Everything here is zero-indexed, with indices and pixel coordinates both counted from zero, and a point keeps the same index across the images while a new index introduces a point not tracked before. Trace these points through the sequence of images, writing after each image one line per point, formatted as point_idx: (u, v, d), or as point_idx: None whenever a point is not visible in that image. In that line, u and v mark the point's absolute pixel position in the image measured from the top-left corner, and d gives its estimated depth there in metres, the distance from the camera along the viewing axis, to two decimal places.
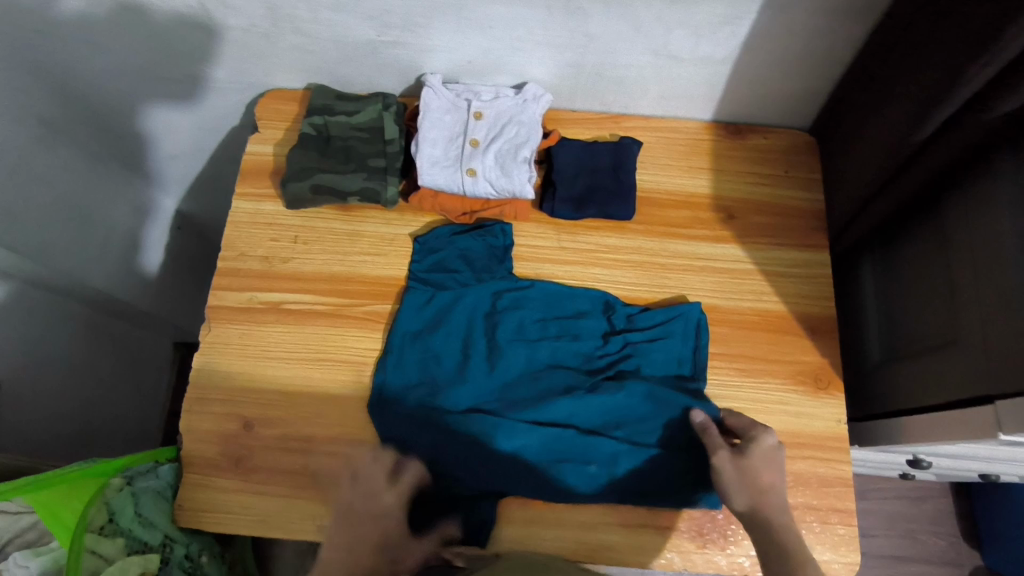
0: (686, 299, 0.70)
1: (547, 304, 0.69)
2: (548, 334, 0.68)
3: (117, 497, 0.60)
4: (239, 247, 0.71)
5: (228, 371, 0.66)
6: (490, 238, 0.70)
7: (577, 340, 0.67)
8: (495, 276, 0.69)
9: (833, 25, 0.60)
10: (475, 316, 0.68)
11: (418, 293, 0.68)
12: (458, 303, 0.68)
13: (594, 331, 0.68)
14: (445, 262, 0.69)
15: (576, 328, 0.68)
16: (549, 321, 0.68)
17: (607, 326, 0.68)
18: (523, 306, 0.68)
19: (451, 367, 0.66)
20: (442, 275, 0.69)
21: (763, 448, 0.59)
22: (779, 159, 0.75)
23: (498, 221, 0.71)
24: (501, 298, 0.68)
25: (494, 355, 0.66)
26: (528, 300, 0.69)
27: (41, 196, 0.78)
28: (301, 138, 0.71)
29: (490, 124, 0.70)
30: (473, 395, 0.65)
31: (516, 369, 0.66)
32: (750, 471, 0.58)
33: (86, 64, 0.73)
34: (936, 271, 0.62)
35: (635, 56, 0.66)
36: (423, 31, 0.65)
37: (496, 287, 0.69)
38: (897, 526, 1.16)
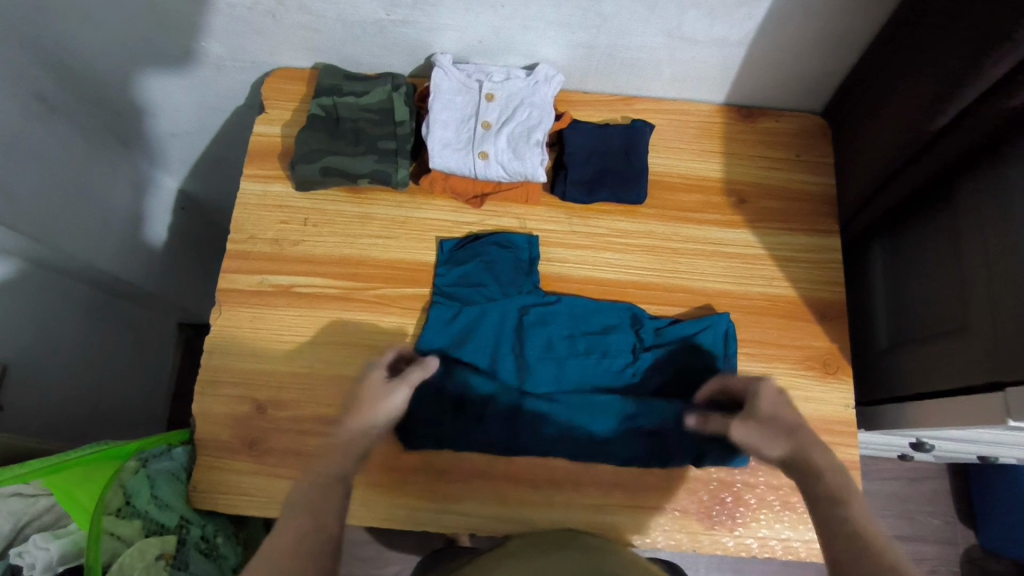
0: (714, 311, 0.69)
1: (574, 321, 0.68)
2: (576, 351, 0.67)
3: (133, 480, 0.59)
4: (248, 230, 0.70)
5: (240, 353, 0.66)
6: (517, 251, 0.69)
7: (606, 358, 0.67)
8: (521, 292, 0.68)
9: (853, 6, 0.59)
10: (502, 330, 0.67)
11: (444, 308, 0.67)
12: (483, 317, 0.67)
13: (622, 346, 0.67)
14: (469, 276, 0.68)
15: (604, 344, 0.67)
16: (576, 337, 0.67)
17: (635, 341, 0.67)
18: (550, 322, 0.68)
19: (476, 364, 0.66)
20: (467, 291, 0.68)
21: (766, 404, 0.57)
22: (791, 143, 0.75)
23: (526, 233, 0.70)
24: (527, 313, 0.68)
25: (524, 372, 0.66)
26: (554, 316, 0.68)
27: (48, 177, 0.77)
28: (310, 120, 0.70)
29: (502, 106, 0.69)
30: (493, 387, 0.65)
31: (544, 381, 0.66)
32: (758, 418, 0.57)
33: (86, 39, 0.72)
34: (944, 257, 0.63)
35: (649, 37, 0.65)
36: (433, 11, 0.64)
37: (523, 302, 0.68)
38: (894, 507, 1.18)
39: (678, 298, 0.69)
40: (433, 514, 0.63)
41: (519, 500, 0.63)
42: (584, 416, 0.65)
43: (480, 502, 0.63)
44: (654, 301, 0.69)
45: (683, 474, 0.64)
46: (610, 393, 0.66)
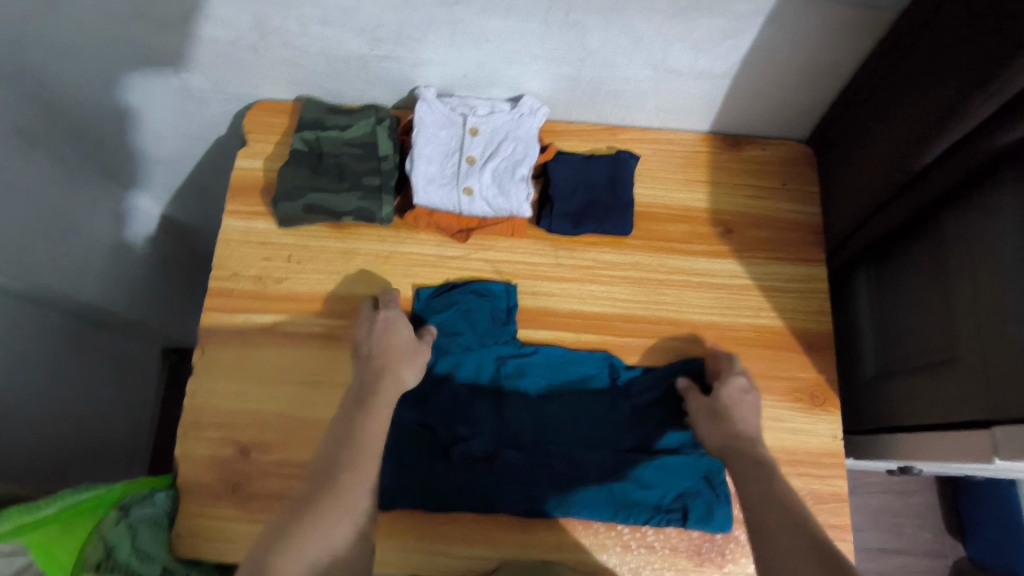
0: (693, 349, 0.69)
1: (550, 370, 0.67)
2: (554, 401, 0.66)
3: (114, 530, 0.59)
4: (231, 268, 0.69)
5: (223, 395, 0.65)
6: (494, 299, 0.68)
7: (585, 409, 0.66)
8: (497, 342, 0.68)
9: (835, 40, 0.60)
10: (479, 380, 0.67)
11: None
12: (460, 367, 0.67)
13: (600, 396, 0.67)
14: (445, 324, 0.67)
15: (583, 395, 0.67)
16: (554, 388, 0.67)
17: (614, 391, 0.67)
18: (527, 373, 0.67)
19: (456, 414, 0.65)
20: (444, 340, 0.67)
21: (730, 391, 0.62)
22: (777, 170, 0.75)
23: (503, 281, 0.69)
24: (505, 364, 0.67)
25: (502, 422, 0.65)
26: (532, 366, 0.67)
27: (26, 211, 0.76)
28: (292, 156, 0.69)
29: (486, 141, 0.69)
30: (471, 437, 0.64)
31: (523, 431, 0.65)
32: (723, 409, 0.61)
33: (65, 72, 0.70)
34: (932, 289, 0.63)
35: (634, 70, 0.65)
36: (416, 45, 0.63)
37: (499, 352, 0.67)
38: (883, 521, 1.18)
39: (666, 331, 0.69)
40: (422, 557, 0.62)
41: (509, 540, 0.63)
42: (565, 466, 0.64)
43: (469, 543, 0.62)
44: (641, 334, 0.69)
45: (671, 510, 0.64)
46: (588, 442, 0.65)
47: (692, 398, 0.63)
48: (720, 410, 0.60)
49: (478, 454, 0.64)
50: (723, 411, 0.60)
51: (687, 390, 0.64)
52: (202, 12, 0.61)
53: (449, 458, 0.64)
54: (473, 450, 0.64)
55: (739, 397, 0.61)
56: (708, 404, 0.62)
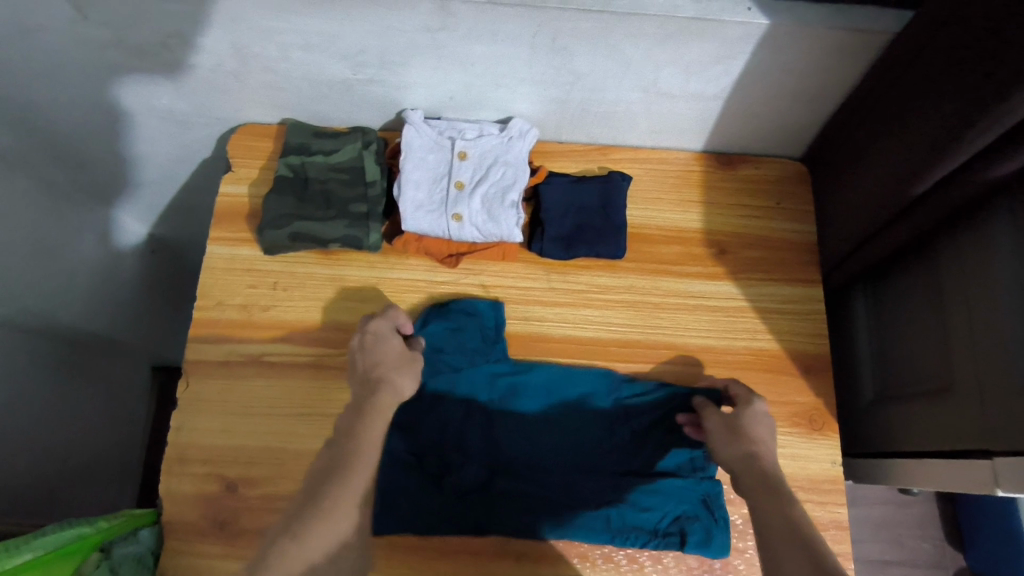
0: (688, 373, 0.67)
1: (544, 392, 0.66)
2: (550, 421, 0.65)
3: (93, 572, 0.58)
4: (216, 296, 0.68)
5: (208, 429, 0.64)
6: (483, 318, 0.67)
7: (580, 429, 0.65)
8: (490, 361, 0.66)
9: (828, 63, 0.59)
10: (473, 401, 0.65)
11: None
12: (453, 387, 0.66)
13: (597, 416, 0.65)
14: (435, 343, 0.66)
15: (579, 415, 0.65)
16: (549, 407, 0.66)
17: (611, 409, 0.65)
18: (521, 393, 0.66)
19: (446, 442, 0.64)
20: (435, 360, 0.66)
21: (752, 411, 0.58)
22: (771, 189, 0.74)
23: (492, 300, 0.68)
24: (498, 383, 0.66)
25: (496, 444, 0.64)
26: (527, 385, 0.66)
27: (7, 239, 0.74)
28: (278, 182, 0.68)
29: (476, 164, 0.67)
30: (462, 467, 0.63)
31: (515, 460, 0.64)
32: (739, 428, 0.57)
33: (43, 95, 0.69)
34: (929, 315, 0.62)
35: (624, 92, 0.64)
36: (401, 70, 0.62)
37: (492, 372, 0.66)
38: (884, 533, 1.17)
39: (661, 355, 0.68)
40: None
41: (503, 574, 0.61)
42: (558, 495, 0.63)
43: None
44: (636, 359, 0.67)
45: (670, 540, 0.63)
46: (581, 470, 0.64)
47: (711, 416, 0.59)
48: (742, 431, 0.57)
49: (469, 485, 0.63)
50: (744, 431, 0.57)
51: (704, 409, 0.60)
52: (181, 39, 0.60)
53: (441, 485, 0.63)
54: (464, 480, 0.63)
55: (761, 419, 0.58)
56: (728, 423, 0.58)
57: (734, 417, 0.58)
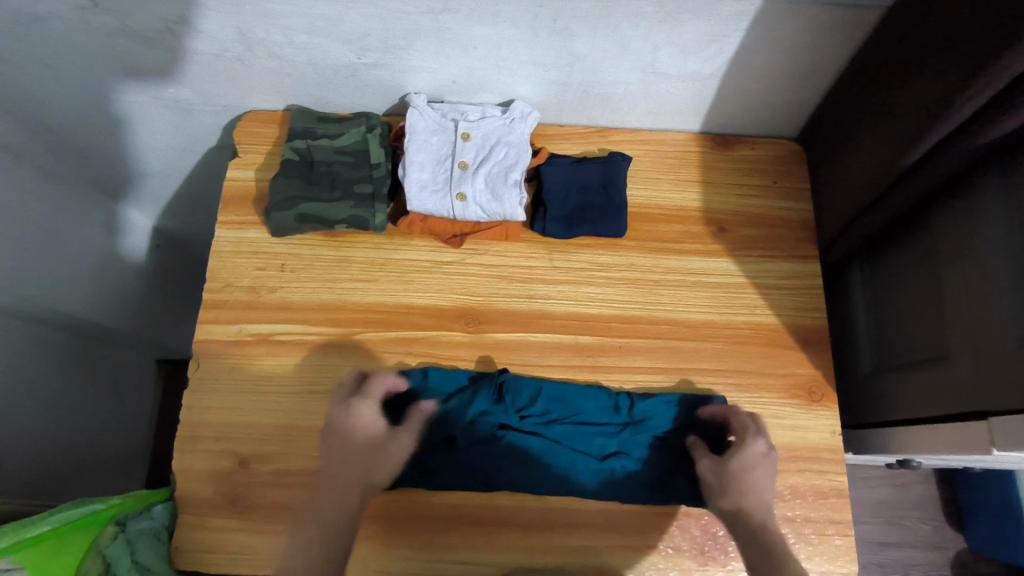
0: (690, 347, 0.69)
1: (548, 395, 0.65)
2: (556, 414, 0.65)
3: (112, 546, 0.59)
4: (225, 279, 0.69)
5: (220, 408, 0.65)
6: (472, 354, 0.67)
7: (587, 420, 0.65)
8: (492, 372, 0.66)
9: (821, 40, 0.60)
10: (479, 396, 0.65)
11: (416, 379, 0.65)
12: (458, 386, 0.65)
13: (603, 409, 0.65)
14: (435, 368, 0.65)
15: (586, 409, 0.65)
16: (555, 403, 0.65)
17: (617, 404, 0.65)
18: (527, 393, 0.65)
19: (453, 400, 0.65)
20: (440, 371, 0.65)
21: (750, 454, 0.60)
22: (768, 169, 0.75)
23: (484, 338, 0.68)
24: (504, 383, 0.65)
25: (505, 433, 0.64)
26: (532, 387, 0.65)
27: (17, 229, 0.76)
28: (284, 165, 0.69)
29: (478, 146, 0.69)
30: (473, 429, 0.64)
31: (523, 412, 0.65)
32: (733, 476, 0.59)
33: (48, 87, 0.70)
34: (923, 285, 0.63)
35: (623, 73, 0.65)
36: (404, 54, 0.63)
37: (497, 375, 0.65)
38: (884, 513, 1.18)
39: (663, 331, 0.69)
40: (423, 564, 0.62)
41: (511, 546, 0.62)
42: (564, 448, 0.64)
43: (472, 549, 0.62)
44: (639, 334, 0.69)
45: (673, 510, 0.64)
46: (587, 448, 0.65)
47: (705, 464, 0.61)
48: (734, 479, 0.59)
49: (477, 442, 0.64)
50: (737, 476, 0.59)
51: (698, 453, 0.62)
52: (187, 26, 0.61)
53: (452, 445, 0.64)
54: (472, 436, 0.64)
55: (758, 460, 0.60)
56: (721, 471, 0.59)
57: (726, 462, 0.60)
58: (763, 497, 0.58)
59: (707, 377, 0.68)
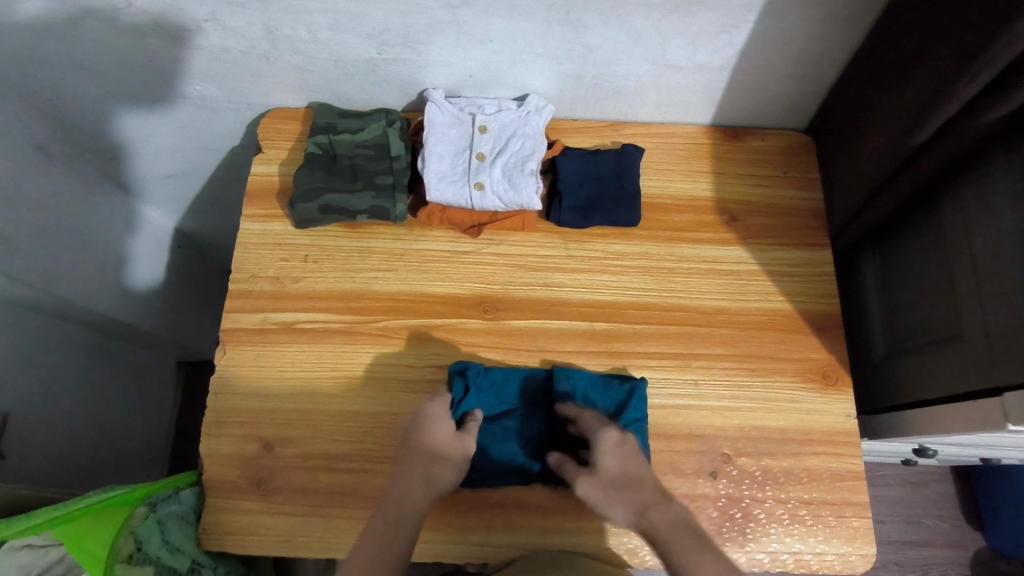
0: (705, 333, 0.70)
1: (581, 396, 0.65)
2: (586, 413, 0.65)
3: (142, 526, 0.61)
4: (250, 269, 0.71)
5: (244, 394, 0.67)
6: (488, 341, 0.69)
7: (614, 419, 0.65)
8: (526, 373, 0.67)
9: (827, 30, 0.62)
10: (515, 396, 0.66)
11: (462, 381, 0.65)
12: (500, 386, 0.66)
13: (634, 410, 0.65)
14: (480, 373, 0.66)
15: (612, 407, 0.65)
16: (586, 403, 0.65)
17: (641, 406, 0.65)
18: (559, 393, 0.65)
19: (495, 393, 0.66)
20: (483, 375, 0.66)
21: (592, 431, 0.63)
22: (778, 159, 0.77)
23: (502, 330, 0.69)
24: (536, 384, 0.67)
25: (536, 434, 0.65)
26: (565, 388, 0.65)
27: (43, 226, 0.78)
28: (307, 159, 0.71)
29: (495, 137, 0.71)
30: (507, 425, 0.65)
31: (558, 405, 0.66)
32: (575, 452, 0.61)
33: (79, 88, 0.73)
34: (934, 267, 0.64)
35: (634, 65, 0.67)
36: (423, 48, 0.66)
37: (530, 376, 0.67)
38: (901, 512, 1.18)
39: (677, 317, 0.70)
40: (442, 545, 0.63)
41: (531, 527, 0.64)
42: None
43: (492, 530, 0.63)
44: (654, 321, 0.70)
45: (692, 492, 0.64)
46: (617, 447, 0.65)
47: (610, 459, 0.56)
48: (558, 461, 0.60)
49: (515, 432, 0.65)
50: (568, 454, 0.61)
51: (577, 439, 0.64)
52: (216, 24, 0.64)
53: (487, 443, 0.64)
54: (510, 428, 0.65)
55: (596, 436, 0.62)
56: (597, 485, 0.56)
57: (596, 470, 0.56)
58: (577, 473, 0.58)
59: (722, 361, 0.69)
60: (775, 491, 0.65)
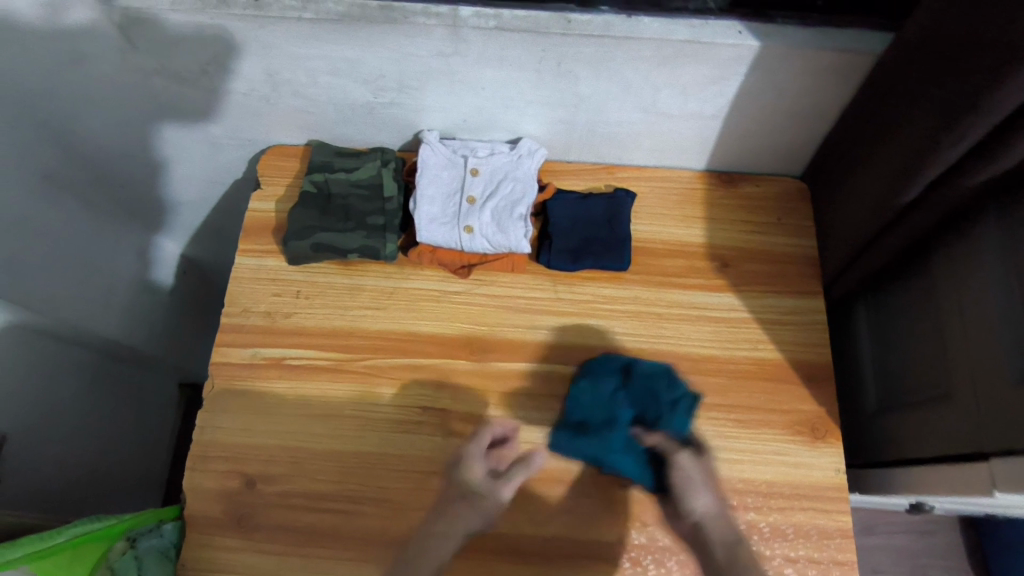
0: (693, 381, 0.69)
1: (613, 383, 0.67)
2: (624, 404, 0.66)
3: (120, 561, 0.62)
4: (242, 303, 0.72)
5: (231, 428, 0.67)
6: (473, 384, 0.69)
7: (639, 400, 0.67)
8: (582, 383, 0.67)
9: (816, 84, 0.62)
10: (588, 405, 0.67)
11: (576, 396, 0.67)
12: (580, 400, 0.67)
13: (645, 385, 0.67)
14: (577, 398, 0.67)
15: (634, 389, 0.67)
16: (618, 393, 0.67)
17: (653, 380, 0.67)
18: (599, 386, 0.67)
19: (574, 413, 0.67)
20: (577, 400, 0.67)
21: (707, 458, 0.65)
22: (772, 207, 0.77)
23: (489, 371, 0.69)
24: (585, 391, 0.67)
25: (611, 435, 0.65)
26: (596, 385, 0.67)
27: (51, 253, 0.80)
28: (302, 197, 0.73)
29: (487, 180, 0.72)
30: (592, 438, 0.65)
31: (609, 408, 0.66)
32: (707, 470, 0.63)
33: (89, 122, 0.75)
34: (927, 321, 0.63)
35: (626, 113, 0.68)
36: (418, 92, 0.67)
37: (589, 380, 0.67)
38: (905, 563, 1.14)
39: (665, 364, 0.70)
40: None
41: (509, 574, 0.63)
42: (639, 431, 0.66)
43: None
44: None
45: (673, 545, 0.63)
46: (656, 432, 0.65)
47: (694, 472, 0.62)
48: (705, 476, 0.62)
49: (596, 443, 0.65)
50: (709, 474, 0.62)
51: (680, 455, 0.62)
52: (218, 66, 0.66)
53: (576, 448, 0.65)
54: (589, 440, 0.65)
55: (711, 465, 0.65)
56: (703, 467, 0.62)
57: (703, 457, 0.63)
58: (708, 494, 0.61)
59: (709, 411, 0.68)
60: (760, 547, 0.64)
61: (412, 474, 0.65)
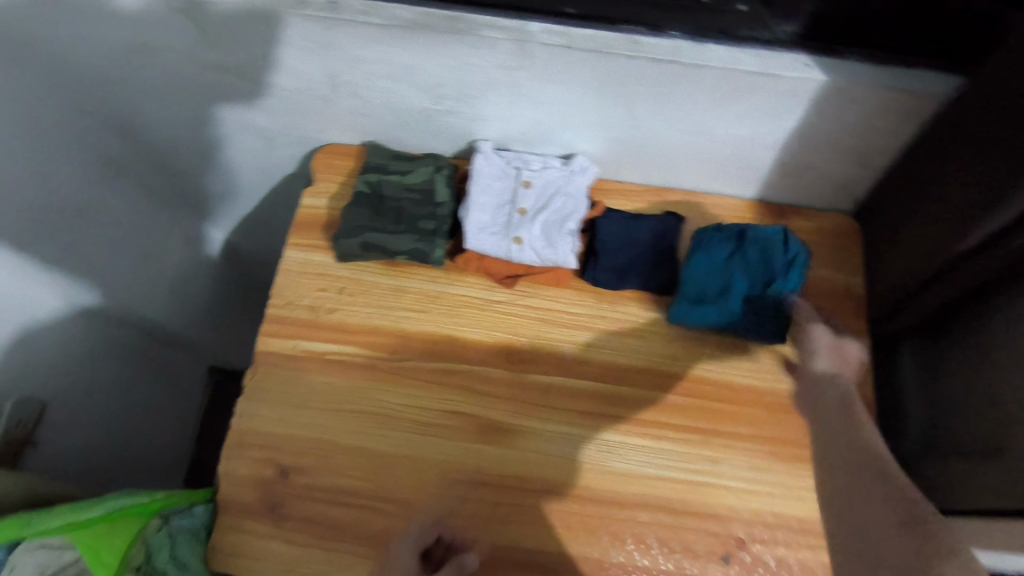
0: (731, 410, 0.68)
1: (726, 259, 0.70)
2: (738, 267, 0.70)
3: (155, 537, 0.63)
4: (287, 296, 0.73)
5: (268, 417, 0.68)
6: (509, 394, 0.69)
7: (751, 270, 0.69)
8: (697, 257, 0.71)
9: (878, 123, 0.62)
10: (704, 278, 0.70)
11: (691, 270, 0.70)
12: (693, 277, 0.70)
13: (758, 253, 0.70)
14: (691, 274, 0.70)
15: (747, 261, 0.69)
16: (731, 262, 0.70)
17: (766, 245, 0.69)
18: (716, 261, 0.70)
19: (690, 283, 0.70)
20: (692, 276, 0.70)
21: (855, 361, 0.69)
22: (821, 241, 0.76)
23: (526, 383, 0.69)
24: (700, 264, 0.70)
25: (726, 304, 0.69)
26: (712, 262, 0.70)
27: (105, 233, 0.83)
28: (355, 197, 0.74)
29: (538, 194, 0.72)
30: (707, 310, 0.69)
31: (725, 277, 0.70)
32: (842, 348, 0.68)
33: (151, 109, 0.78)
34: (983, 371, 0.62)
35: (682, 137, 0.68)
36: (477, 102, 0.68)
37: (704, 260, 0.70)
38: None
39: (704, 390, 0.69)
40: None
41: None
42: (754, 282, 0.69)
43: None
44: (679, 391, 0.69)
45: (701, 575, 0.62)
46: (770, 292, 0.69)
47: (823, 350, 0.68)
48: (841, 350, 0.68)
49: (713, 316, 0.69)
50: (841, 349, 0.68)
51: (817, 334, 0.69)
52: (282, 64, 0.67)
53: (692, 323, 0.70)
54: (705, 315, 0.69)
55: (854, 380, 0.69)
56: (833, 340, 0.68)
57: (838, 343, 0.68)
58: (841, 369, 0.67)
59: (744, 442, 0.67)
60: None
61: (442, 479, 0.66)
